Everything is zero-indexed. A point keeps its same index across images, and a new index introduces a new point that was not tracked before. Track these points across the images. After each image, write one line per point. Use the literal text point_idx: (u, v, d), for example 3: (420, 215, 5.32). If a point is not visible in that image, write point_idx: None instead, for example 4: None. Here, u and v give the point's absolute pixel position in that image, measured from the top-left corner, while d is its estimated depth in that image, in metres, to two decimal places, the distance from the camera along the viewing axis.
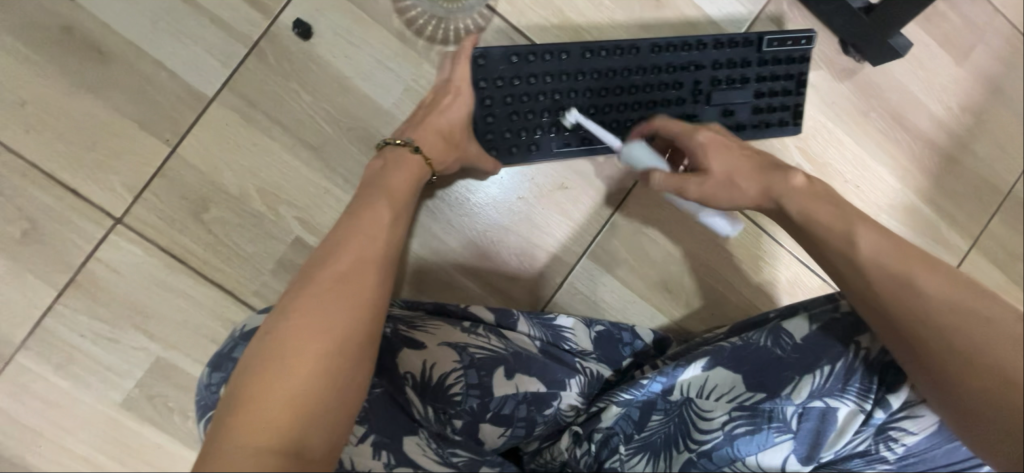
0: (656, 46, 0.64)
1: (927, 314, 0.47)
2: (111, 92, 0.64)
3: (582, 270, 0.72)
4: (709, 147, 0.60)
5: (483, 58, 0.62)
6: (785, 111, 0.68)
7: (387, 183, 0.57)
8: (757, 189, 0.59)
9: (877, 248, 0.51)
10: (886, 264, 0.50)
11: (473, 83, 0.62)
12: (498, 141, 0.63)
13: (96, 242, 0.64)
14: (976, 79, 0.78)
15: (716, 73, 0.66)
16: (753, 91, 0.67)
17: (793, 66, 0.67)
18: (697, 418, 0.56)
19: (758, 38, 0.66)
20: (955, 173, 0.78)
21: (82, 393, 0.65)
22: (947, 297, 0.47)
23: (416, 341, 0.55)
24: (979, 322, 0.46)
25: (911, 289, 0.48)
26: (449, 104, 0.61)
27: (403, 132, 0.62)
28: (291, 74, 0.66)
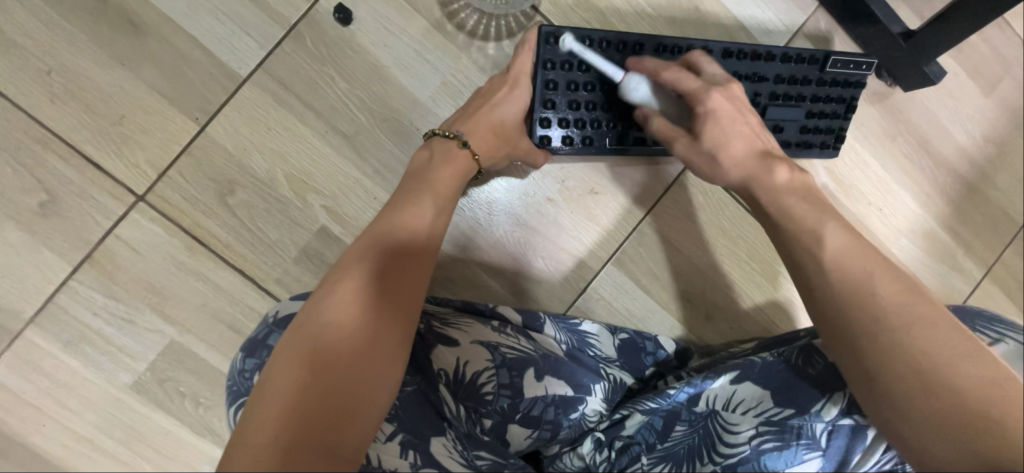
0: (724, 52, 0.64)
1: (874, 318, 0.45)
2: (142, 66, 0.62)
3: (606, 276, 0.72)
4: (715, 115, 0.57)
5: (554, 36, 0.60)
6: (829, 135, 0.69)
7: (432, 179, 0.56)
8: (740, 170, 0.57)
9: (842, 250, 0.49)
10: (844, 268, 0.48)
11: (538, 63, 0.60)
12: (552, 130, 0.62)
13: (116, 219, 0.63)
14: (1001, 111, 0.79)
15: (777, 87, 0.66)
16: (806, 109, 0.67)
17: (847, 90, 0.68)
18: (723, 431, 0.56)
19: (824, 57, 0.66)
20: (974, 202, 0.79)
21: (91, 373, 0.64)
22: (898, 305, 0.45)
23: (450, 338, 0.54)
24: (923, 333, 0.44)
25: (867, 294, 0.46)
26: (504, 97, 0.61)
27: (453, 123, 0.61)
28: (328, 59, 0.65)
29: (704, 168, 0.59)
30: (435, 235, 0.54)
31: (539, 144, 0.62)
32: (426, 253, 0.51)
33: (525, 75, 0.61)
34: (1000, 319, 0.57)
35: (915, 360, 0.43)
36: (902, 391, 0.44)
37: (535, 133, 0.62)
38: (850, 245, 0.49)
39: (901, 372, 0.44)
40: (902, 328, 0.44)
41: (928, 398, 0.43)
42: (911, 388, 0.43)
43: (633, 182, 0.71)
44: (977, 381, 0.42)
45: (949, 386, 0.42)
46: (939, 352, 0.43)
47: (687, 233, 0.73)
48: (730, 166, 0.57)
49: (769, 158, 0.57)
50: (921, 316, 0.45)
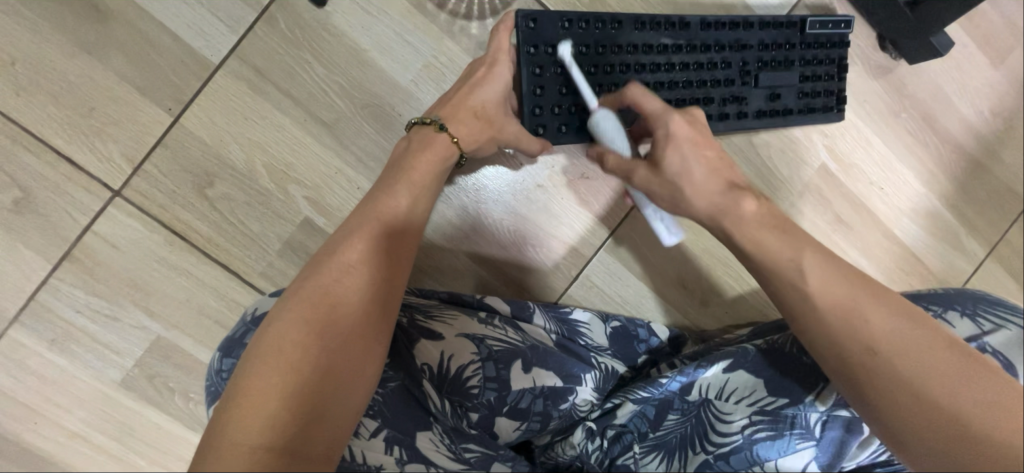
0: (703, 22, 0.62)
1: (885, 361, 0.44)
2: (110, 54, 0.60)
3: (598, 263, 0.70)
4: (673, 139, 0.52)
5: (532, 19, 0.57)
6: (829, 96, 0.66)
7: (409, 167, 0.54)
8: (706, 203, 0.52)
9: (837, 289, 0.46)
10: (831, 301, 0.45)
11: (521, 47, 0.56)
12: (545, 117, 0.58)
13: (94, 215, 0.61)
14: (1010, 83, 0.75)
15: (762, 54, 0.63)
16: (798, 74, 0.65)
17: (833, 50, 0.66)
18: (715, 420, 0.55)
19: (800, 20, 0.64)
20: (979, 179, 0.76)
21: (79, 370, 0.63)
22: (894, 338, 0.44)
23: (434, 331, 0.53)
24: (939, 369, 0.43)
25: (874, 336, 0.44)
26: (482, 77, 0.58)
27: (431, 110, 0.58)
28: (304, 44, 0.62)
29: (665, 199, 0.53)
30: (413, 227, 0.52)
31: (536, 133, 0.58)
32: (404, 248, 0.50)
33: (506, 57, 0.58)
34: (1001, 303, 0.55)
35: (936, 399, 0.42)
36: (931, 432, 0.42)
37: (530, 121, 0.58)
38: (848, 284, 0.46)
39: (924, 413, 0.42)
40: (920, 368, 0.43)
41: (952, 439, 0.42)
42: (940, 428, 0.42)
43: None
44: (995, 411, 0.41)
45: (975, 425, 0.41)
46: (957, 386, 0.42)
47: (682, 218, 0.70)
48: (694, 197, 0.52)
49: (737, 187, 0.52)
50: (935, 353, 0.43)
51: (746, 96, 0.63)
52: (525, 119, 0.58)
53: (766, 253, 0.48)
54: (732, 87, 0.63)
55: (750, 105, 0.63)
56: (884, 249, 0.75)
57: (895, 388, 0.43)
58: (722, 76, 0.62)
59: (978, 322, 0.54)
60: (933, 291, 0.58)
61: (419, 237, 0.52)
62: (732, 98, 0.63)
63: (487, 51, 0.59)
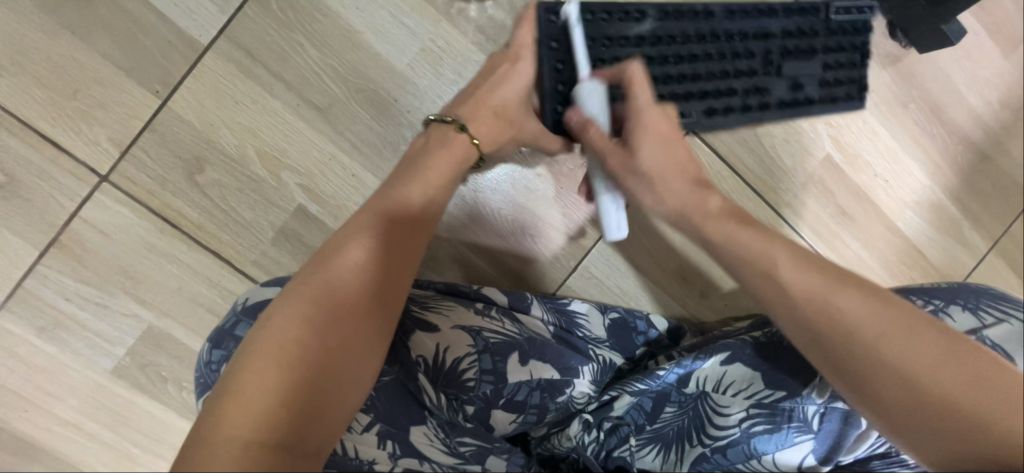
0: (728, 12, 0.60)
1: (846, 336, 0.41)
2: (92, 33, 0.58)
3: (597, 255, 0.69)
4: (649, 130, 0.52)
5: (554, 13, 0.56)
6: (852, 84, 0.63)
7: (425, 166, 0.52)
8: (675, 199, 0.52)
9: (795, 271, 0.44)
10: (803, 290, 0.43)
11: (542, 43, 0.56)
12: (566, 112, 0.57)
13: (81, 200, 0.60)
14: (1021, 73, 0.74)
15: (787, 42, 0.61)
16: (821, 62, 0.62)
17: (858, 37, 0.63)
18: (713, 413, 0.55)
19: (824, 6, 0.62)
20: (985, 172, 0.75)
21: (70, 358, 0.62)
22: (871, 319, 0.41)
23: (429, 323, 0.52)
24: (903, 339, 0.40)
25: (829, 311, 0.42)
26: (502, 73, 0.55)
27: (450, 108, 0.57)
28: (295, 24, 0.60)
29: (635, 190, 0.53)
30: (425, 227, 0.50)
31: (556, 130, 0.58)
32: (414, 249, 0.48)
33: (526, 49, 0.56)
34: (1005, 297, 0.55)
35: (901, 368, 0.39)
36: (900, 401, 0.39)
37: (547, 118, 0.57)
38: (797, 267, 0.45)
39: (887, 384, 0.40)
40: (881, 341, 0.40)
41: (925, 409, 0.39)
42: (904, 392, 0.39)
43: None
44: (966, 378, 0.39)
45: (943, 390, 0.39)
46: (923, 353, 0.40)
47: None
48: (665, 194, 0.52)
49: (703, 185, 0.53)
50: (895, 323, 0.41)
51: (770, 88, 0.60)
52: (545, 114, 0.58)
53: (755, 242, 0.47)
54: (755, 77, 0.60)
55: (773, 96, 0.60)
56: (886, 242, 0.74)
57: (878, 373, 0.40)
58: (746, 68, 0.60)
59: (983, 317, 0.53)
60: (938, 285, 0.57)
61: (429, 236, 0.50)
62: (756, 90, 0.60)
63: (508, 46, 0.57)
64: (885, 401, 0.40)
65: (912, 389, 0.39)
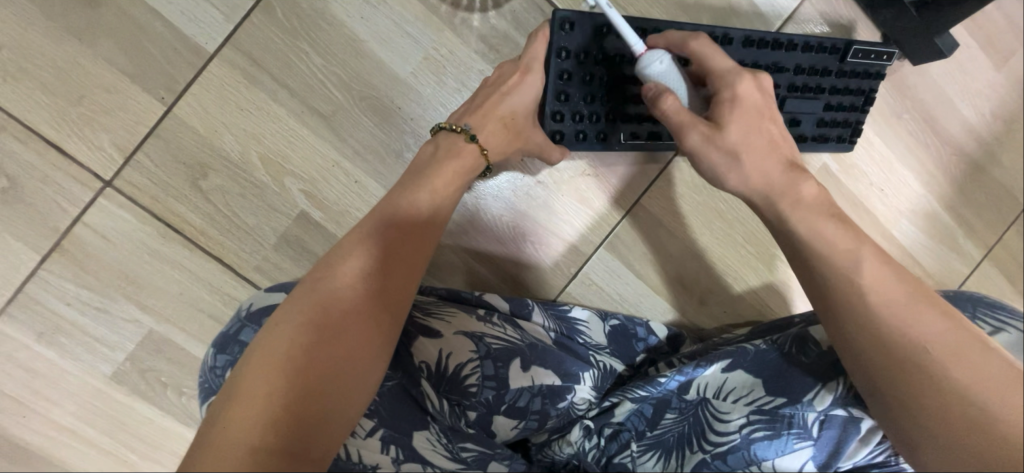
0: (748, 39, 0.60)
1: (914, 351, 0.43)
2: (99, 39, 0.58)
3: (598, 262, 0.69)
4: (736, 103, 0.51)
5: (569, 22, 0.56)
6: (846, 127, 0.65)
7: (432, 173, 0.53)
8: (759, 179, 0.51)
9: (877, 280, 0.45)
10: (872, 290, 0.45)
11: (552, 52, 0.56)
12: (564, 124, 0.58)
13: (84, 205, 0.60)
14: (1012, 86, 0.75)
15: (796, 78, 0.62)
16: (824, 102, 0.64)
17: (867, 81, 0.65)
18: (713, 419, 0.55)
19: (845, 46, 0.63)
20: (978, 181, 0.76)
21: (69, 364, 0.62)
22: (933, 333, 0.43)
23: (432, 329, 0.52)
24: (969, 365, 0.42)
25: (902, 325, 0.44)
26: (513, 85, 0.56)
27: (460, 117, 0.57)
28: (301, 33, 0.60)
29: (718, 167, 0.51)
30: (431, 234, 0.50)
31: (553, 140, 0.58)
32: (419, 256, 0.48)
33: (539, 63, 0.56)
34: (1001, 306, 0.55)
35: (961, 390, 0.41)
36: (952, 423, 0.41)
37: (548, 126, 0.58)
38: (884, 274, 0.46)
39: (948, 404, 0.41)
40: (945, 361, 0.42)
41: (979, 435, 0.40)
42: (943, 405, 0.41)
43: (626, 164, 0.68)
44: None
45: (1000, 419, 0.40)
46: (986, 381, 0.41)
47: (683, 214, 0.70)
48: (749, 172, 0.51)
49: (793, 169, 0.52)
50: (966, 349, 0.43)
51: None
52: (544, 122, 0.58)
53: (835, 240, 0.48)
54: None
55: None
56: (882, 250, 0.75)
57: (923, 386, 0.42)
58: None
59: (978, 325, 0.54)
60: (935, 294, 0.57)
61: (435, 242, 0.51)
62: None
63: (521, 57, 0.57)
64: (936, 421, 0.42)
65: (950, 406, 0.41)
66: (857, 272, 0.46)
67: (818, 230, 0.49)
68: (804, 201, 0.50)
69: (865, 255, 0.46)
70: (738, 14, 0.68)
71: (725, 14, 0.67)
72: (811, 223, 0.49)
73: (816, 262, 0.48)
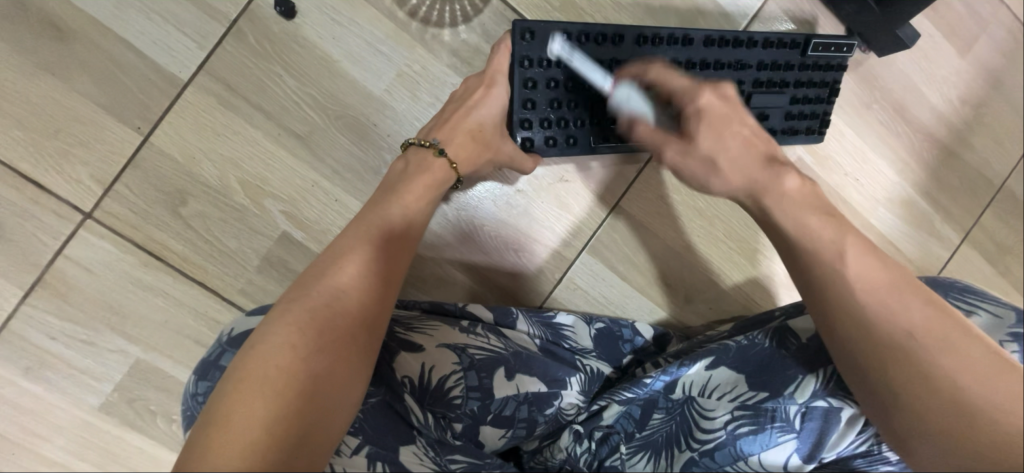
0: (708, 38, 0.61)
1: (896, 341, 0.44)
2: (72, 73, 0.59)
3: (581, 266, 0.70)
4: (705, 114, 0.53)
5: (530, 31, 0.57)
6: (814, 119, 0.67)
7: (403, 189, 0.54)
8: (742, 178, 0.53)
9: (863, 270, 0.46)
10: (862, 285, 0.45)
11: (515, 61, 0.57)
12: (533, 131, 0.59)
13: (64, 238, 0.60)
14: (977, 72, 0.77)
15: (759, 74, 0.63)
16: (790, 95, 0.65)
17: (829, 73, 0.66)
18: (699, 417, 0.56)
19: (805, 40, 0.64)
20: (951, 166, 0.77)
21: (56, 398, 0.62)
22: (927, 327, 0.43)
23: (414, 343, 0.52)
24: (950, 353, 0.43)
25: (884, 315, 0.44)
26: (479, 99, 0.58)
27: (429, 132, 0.59)
28: (274, 57, 0.61)
29: (699, 175, 0.54)
30: (406, 249, 0.51)
31: (524, 148, 0.59)
32: (395, 272, 0.49)
33: (502, 75, 0.58)
34: (972, 290, 0.56)
35: (939, 378, 0.42)
36: (926, 413, 0.42)
37: (517, 134, 0.59)
38: (872, 265, 0.46)
39: (932, 395, 0.42)
40: (940, 355, 0.43)
41: (950, 424, 0.41)
42: (935, 399, 0.42)
43: (602, 168, 0.69)
44: (1012, 398, 0.41)
45: (975, 407, 0.41)
46: (966, 368, 0.42)
47: (662, 214, 0.70)
48: (729, 174, 0.53)
49: (774, 166, 0.53)
50: (953, 340, 0.43)
51: None
52: (514, 130, 0.59)
53: (821, 232, 0.49)
54: None
55: None
56: None
57: (918, 382, 0.42)
58: None
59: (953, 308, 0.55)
60: None
61: (410, 256, 0.52)
62: None
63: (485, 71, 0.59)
64: (912, 412, 0.43)
65: (946, 402, 0.42)
66: (841, 263, 0.47)
67: (803, 224, 0.50)
68: (790, 196, 0.51)
69: (849, 248, 0.47)
70: (704, 16, 0.69)
71: (691, 16, 0.69)
72: (795, 215, 0.50)
73: (803, 257, 0.49)
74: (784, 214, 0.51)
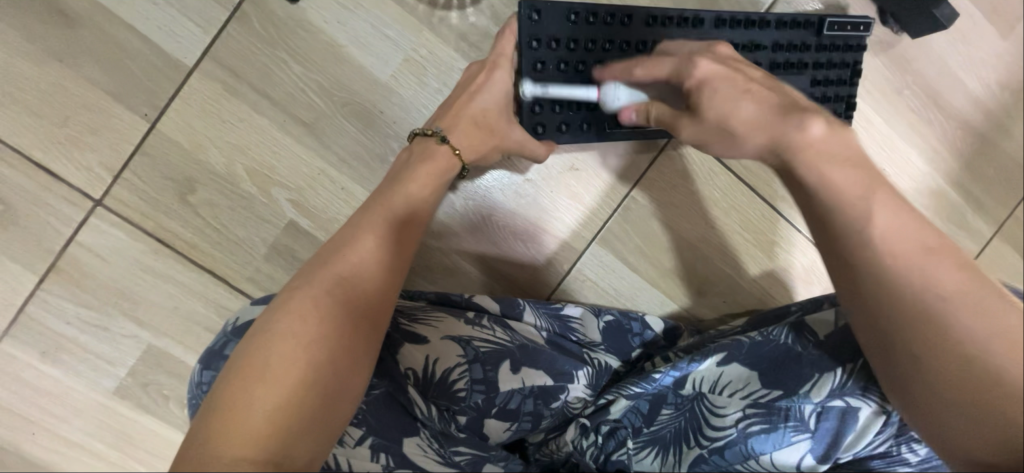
0: (718, 19, 0.58)
1: (926, 306, 0.40)
2: (80, 60, 0.58)
3: (592, 257, 0.68)
4: (709, 79, 0.49)
5: (537, 11, 0.54)
6: (840, 102, 0.62)
7: (408, 179, 0.53)
8: (762, 136, 0.48)
9: (890, 228, 0.41)
10: (884, 243, 0.41)
11: (523, 42, 0.54)
12: (544, 116, 0.57)
13: (76, 225, 0.61)
14: (1019, 54, 0.72)
15: (775, 55, 0.60)
16: (810, 77, 0.61)
17: (850, 54, 0.62)
18: (709, 414, 0.54)
19: (819, 20, 0.61)
20: (986, 155, 0.73)
21: (73, 381, 0.63)
22: (951, 292, 0.40)
23: (418, 335, 0.52)
24: (976, 317, 0.39)
25: (911, 279, 0.40)
26: (481, 84, 0.56)
27: (432, 120, 0.58)
28: (278, 41, 0.60)
29: (720, 146, 0.50)
30: (410, 239, 0.50)
31: (534, 134, 0.57)
32: (399, 262, 0.48)
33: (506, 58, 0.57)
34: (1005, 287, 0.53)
35: (966, 346, 0.39)
36: (949, 383, 0.40)
37: (527, 120, 0.57)
38: (901, 222, 0.42)
39: (955, 368, 0.39)
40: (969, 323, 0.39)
41: (979, 395, 0.39)
42: (961, 375, 0.39)
43: (614, 156, 0.66)
44: None
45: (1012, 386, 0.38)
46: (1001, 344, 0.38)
47: (675, 204, 0.68)
48: (746, 136, 0.48)
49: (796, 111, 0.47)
50: (983, 307, 0.39)
51: None
52: (524, 118, 0.57)
53: (847, 188, 0.43)
54: None
55: None
56: None
57: (942, 355, 0.39)
58: None
59: None
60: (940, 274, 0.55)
61: (414, 247, 0.51)
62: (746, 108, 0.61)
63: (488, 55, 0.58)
64: (932, 380, 0.40)
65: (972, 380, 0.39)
66: (869, 220, 0.42)
67: (828, 178, 0.44)
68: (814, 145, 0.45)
69: (878, 204, 0.42)
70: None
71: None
72: (819, 168, 0.44)
73: (832, 218, 0.44)
74: (808, 171, 0.45)
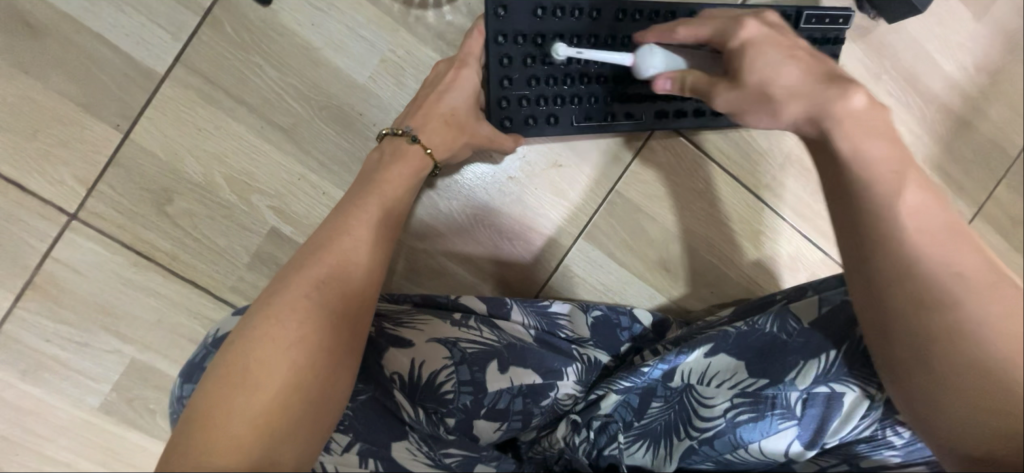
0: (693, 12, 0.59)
1: (941, 289, 0.40)
2: (48, 71, 0.57)
3: (579, 253, 0.68)
4: (757, 45, 0.48)
5: (502, 6, 0.55)
6: None
7: (381, 180, 0.52)
8: (802, 104, 0.46)
9: (915, 207, 0.41)
10: (911, 223, 0.41)
11: (489, 37, 0.55)
12: (512, 110, 0.57)
13: (52, 241, 0.59)
14: (994, 36, 0.73)
15: None
16: None
17: (826, 47, 0.63)
18: (698, 405, 0.55)
19: (796, 13, 0.61)
20: (965, 137, 0.74)
21: (55, 399, 0.62)
22: (971, 274, 0.40)
23: (403, 339, 0.51)
24: (990, 302, 0.39)
25: (937, 260, 0.40)
26: (449, 82, 0.57)
27: (402, 120, 0.57)
28: (252, 46, 0.59)
29: (758, 115, 0.48)
30: (388, 241, 0.50)
31: (501, 127, 0.58)
32: (377, 264, 0.48)
33: (474, 58, 0.57)
34: None
35: (975, 328, 0.39)
36: (949, 371, 0.40)
37: (494, 115, 0.57)
38: (930, 205, 0.41)
39: (957, 351, 0.39)
40: (976, 306, 0.39)
41: (974, 379, 0.39)
42: (960, 358, 0.39)
43: (597, 151, 0.66)
44: None
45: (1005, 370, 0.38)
46: (1000, 328, 0.39)
47: (658, 197, 0.68)
48: (790, 100, 0.46)
49: (839, 79, 0.46)
50: (994, 290, 0.40)
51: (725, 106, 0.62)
52: (490, 113, 0.58)
53: (879, 162, 0.42)
54: None
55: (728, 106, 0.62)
56: None
57: (946, 337, 0.40)
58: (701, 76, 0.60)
59: None
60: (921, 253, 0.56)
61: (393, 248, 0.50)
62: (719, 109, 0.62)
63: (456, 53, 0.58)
64: (934, 365, 0.40)
65: (966, 362, 0.39)
66: (897, 198, 0.41)
67: (863, 151, 0.43)
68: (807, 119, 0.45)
69: (907, 182, 0.42)
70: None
71: None
72: (854, 139, 0.43)
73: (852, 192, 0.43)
74: (845, 140, 0.43)
